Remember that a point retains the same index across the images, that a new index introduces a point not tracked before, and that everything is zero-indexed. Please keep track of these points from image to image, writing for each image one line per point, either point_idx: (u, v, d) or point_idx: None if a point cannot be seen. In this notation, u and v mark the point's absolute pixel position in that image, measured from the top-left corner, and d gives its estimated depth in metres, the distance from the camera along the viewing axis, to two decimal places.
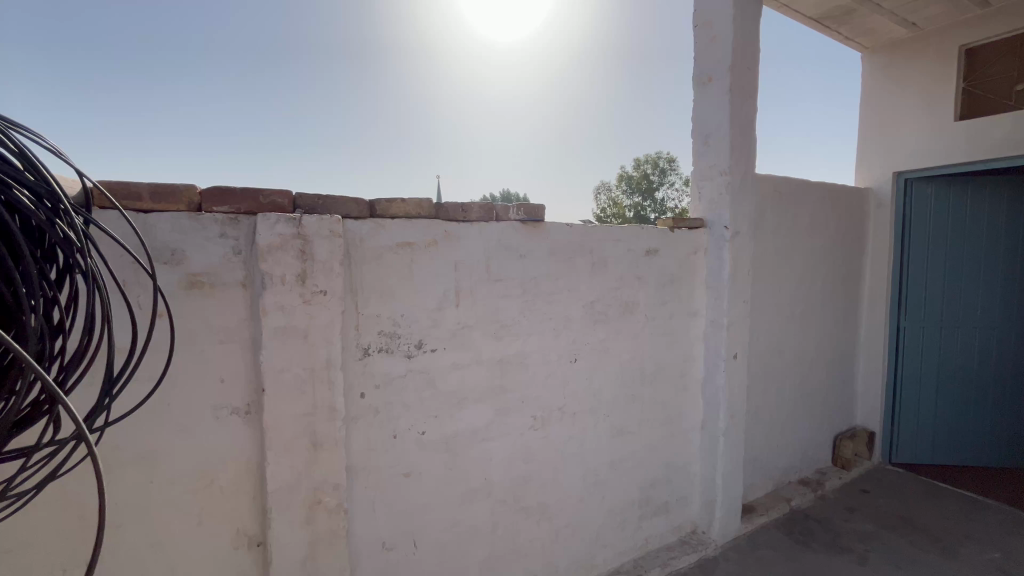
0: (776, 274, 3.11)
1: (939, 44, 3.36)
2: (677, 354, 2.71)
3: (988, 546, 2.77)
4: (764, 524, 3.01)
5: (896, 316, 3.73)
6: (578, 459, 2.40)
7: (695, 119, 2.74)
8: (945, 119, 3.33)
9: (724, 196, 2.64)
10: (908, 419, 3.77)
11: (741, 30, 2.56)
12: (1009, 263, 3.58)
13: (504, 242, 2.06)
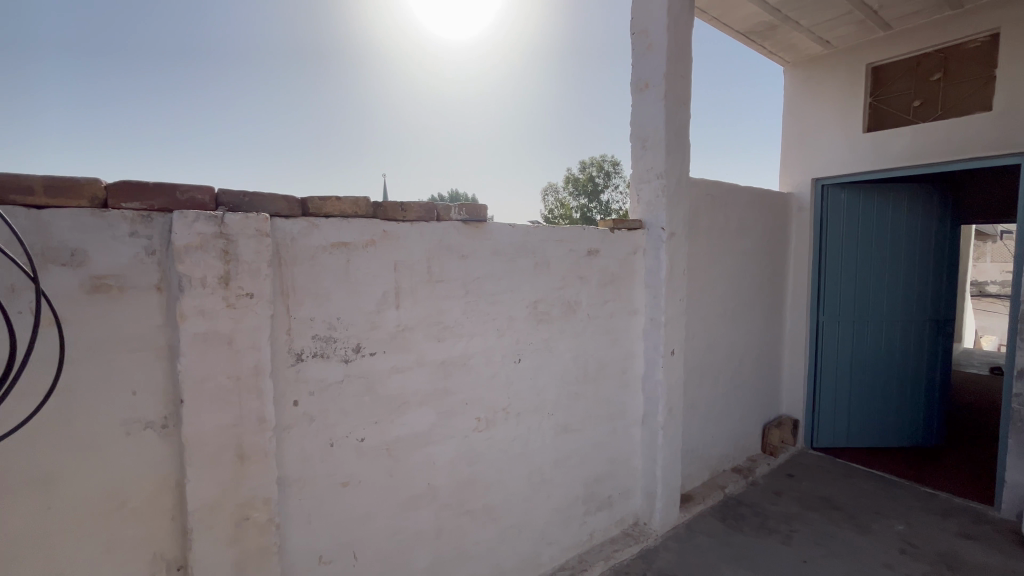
0: (709, 274, 3.27)
1: (849, 63, 3.67)
2: (618, 352, 2.78)
3: (894, 519, 3.05)
4: (701, 511, 3.16)
5: (815, 311, 4.01)
6: (524, 458, 2.40)
7: (633, 125, 2.83)
8: (855, 131, 3.64)
9: (661, 198, 2.74)
10: (827, 407, 4.08)
11: (675, 39, 2.67)
12: (910, 262, 3.96)
13: (445, 242, 2.03)
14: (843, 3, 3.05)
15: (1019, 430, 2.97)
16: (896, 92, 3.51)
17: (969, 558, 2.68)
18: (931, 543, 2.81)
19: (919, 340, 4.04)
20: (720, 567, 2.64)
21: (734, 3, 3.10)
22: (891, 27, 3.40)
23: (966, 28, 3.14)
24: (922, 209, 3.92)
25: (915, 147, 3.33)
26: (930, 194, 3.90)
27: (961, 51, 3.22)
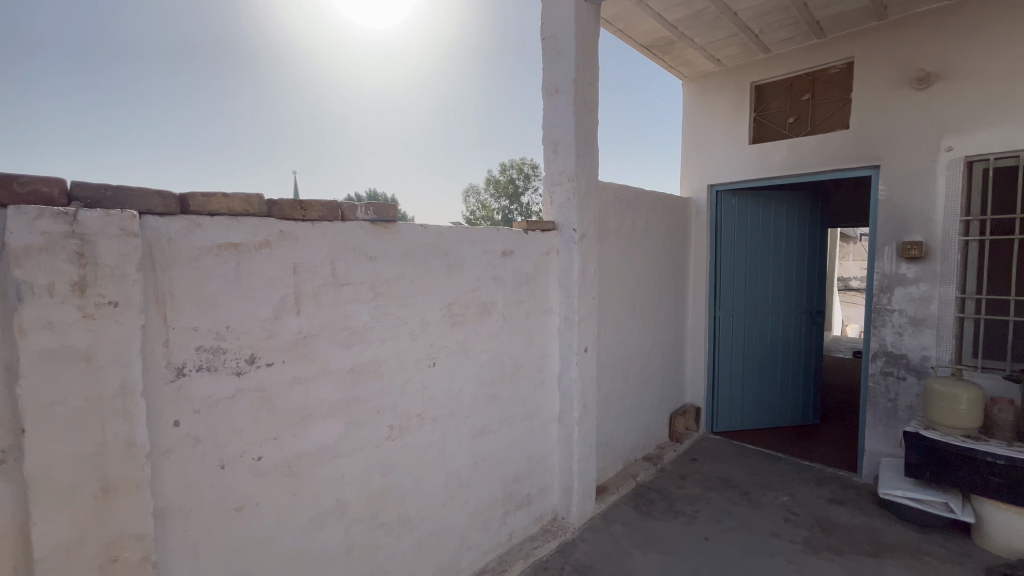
0: (619, 273, 3.43)
1: (736, 80, 4.04)
2: (534, 351, 2.83)
3: (780, 492, 3.39)
4: (615, 501, 3.30)
5: (713, 306, 4.36)
6: (441, 464, 2.35)
7: (544, 128, 2.89)
8: (742, 142, 4.02)
9: (572, 201, 2.82)
10: (724, 394, 4.45)
11: (582, 46, 2.76)
12: (788, 261, 4.45)
13: (351, 243, 1.93)
14: (731, 25, 3.34)
15: (874, 405, 3.44)
16: (775, 108, 3.92)
17: (838, 520, 3.05)
18: (809, 510, 3.17)
19: (797, 329, 4.55)
20: (632, 553, 2.77)
21: (637, 18, 3.28)
22: (770, 50, 3.78)
23: (829, 55, 3.57)
24: (797, 214, 4.41)
25: (792, 158, 3.74)
26: (803, 200, 4.41)
27: (825, 75, 3.66)
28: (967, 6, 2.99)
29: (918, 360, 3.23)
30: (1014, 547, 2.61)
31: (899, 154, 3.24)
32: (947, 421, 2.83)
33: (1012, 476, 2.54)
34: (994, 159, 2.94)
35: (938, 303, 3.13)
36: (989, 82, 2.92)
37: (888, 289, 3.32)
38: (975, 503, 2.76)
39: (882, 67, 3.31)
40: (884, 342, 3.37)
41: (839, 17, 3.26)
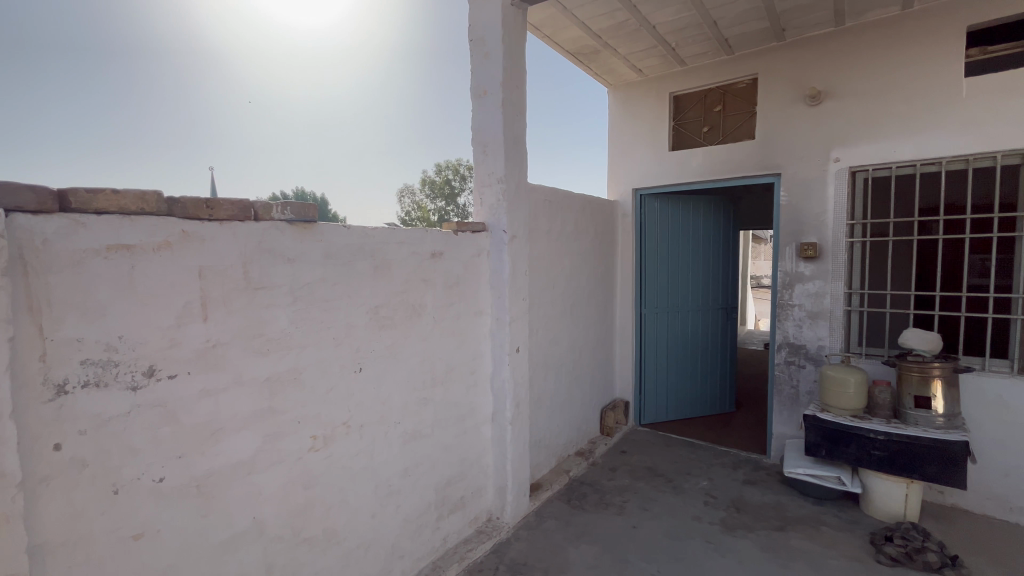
0: (549, 273, 3.51)
1: (656, 90, 4.27)
2: (466, 353, 2.82)
3: (700, 477, 3.62)
4: (548, 497, 3.36)
5: (639, 304, 4.57)
6: (369, 473, 2.28)
7: (474, 130, 2.89)
8: (663, 148, 4.25)
9: (501, 202, 2.84)
10: (651, 387, 4.67)
11: (509, 49, 2.79)
12: (705, 261, 4.76)
13: (267, 244, 1.82)
14: (649, 38, 3.52)
15: (780, 392, 3.77)
16: (691, 118, 4.19)
17: (751, 500, 3.30)
18: (725, 492, 3.41)
19: (714, 324, 4.88)
20: (565, 546, 2.83)
21: (562, 25, 3.36)
22: (686, 63, 4.02)
23: (737, 71, 3.86)
24: (713, 217, 4.74)
25: (706, 165, 4.01)
26: (718, 204, 4.74)
27: (734, 89, 3.96)
28: (850, 34, 3.35)
29: (815, 350, 3.58)
30: (893, 511, 2.97)
31: (796, 163, 3.58)
32: (838, 404, 3.16)
33: (890, 449, 2.88)
34: (872, 170, 3.33)
35: (830, 298, 3.49)
36: (868, 102, 3.30)
37: (790, 286, 3.65)
38: (862, 475, 3.10)
39: (781, 84, 3.63)
40: (787, 334, 3.70)
41: (745, 36, 3.54)
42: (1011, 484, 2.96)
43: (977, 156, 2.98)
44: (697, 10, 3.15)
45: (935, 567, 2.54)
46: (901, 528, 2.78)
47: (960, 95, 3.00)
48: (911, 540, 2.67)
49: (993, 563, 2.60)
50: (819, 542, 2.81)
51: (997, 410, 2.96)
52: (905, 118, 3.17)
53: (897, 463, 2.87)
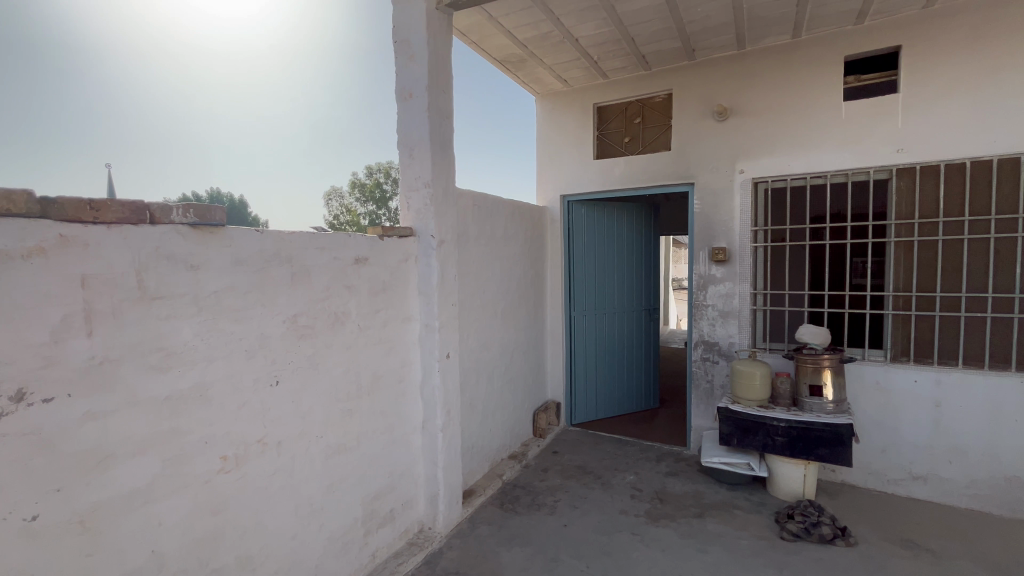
0: (479, 278, 3.51)
1: (581, 101, 4.43)
2: (394, 361, 2.74)
3: (628, 472, 3.78)
4: (481, 503, 3.35)
5: (568, 307, 4.70)
6: (289, 492, 2.15)
7: (399, 133, 2.83)
8: (588, 157, 4.42)
9: (429, 207, 2.80)
10: (581, 388, 4.81)
11: (435, 54, 2.77)
12: (630, 265, 5.00)
13: (165, 249, 1.66)
14: (573, 49, 3.65)
15: (697, 387, 4.03)
16: (613, 129, 4.38)
17: (672, 490, 3.50)
18: (649, 485, 3.58)
19: (638, 325, 5.12)
20: (498, 551, 2.83)
21: (489, 32, 3.39)
22: (607, 76, 4.21)
23: (653, 86, 4.10)
24: (636, 224, 4.98)
25: (628, 174, 4.22)
26: (640, 211, 4.99)
27: (651, 103, 4.20)
28: (750, 57, 3.68)
29: (726, 346, 3.86)
30: (794, 491, 3.27)
31: (707, 174, 3.86)
32: (747, 396, 3.43)
33: (790, 435, 3.17)
34: (771, 181, 3.67)
35: (739, 298, 3.78)
36: (767, 120, 3.63)
37: (704, 287, 3.92)
38: (767, 460, 3.39)
39: (693, 100, 3.91)
40: (702, 333, 3.97)
41: (660, 54, 3.76)
42: (887, 459, 3.36)
43: (855, 170, 3.38)
44: (616, 27, 3.31)
45: (829, 539, 2.82)
46: (800, 505, 3.06)
47: (841, 117, 3.39)
48: (809, 515, 2.96)
49: (875, 531, 2.93)
50: (732, 525, 3.03)
51: (876, 395, 3.36)
52: (797, 136, 3.53)
53: (797, 447, 3.16)
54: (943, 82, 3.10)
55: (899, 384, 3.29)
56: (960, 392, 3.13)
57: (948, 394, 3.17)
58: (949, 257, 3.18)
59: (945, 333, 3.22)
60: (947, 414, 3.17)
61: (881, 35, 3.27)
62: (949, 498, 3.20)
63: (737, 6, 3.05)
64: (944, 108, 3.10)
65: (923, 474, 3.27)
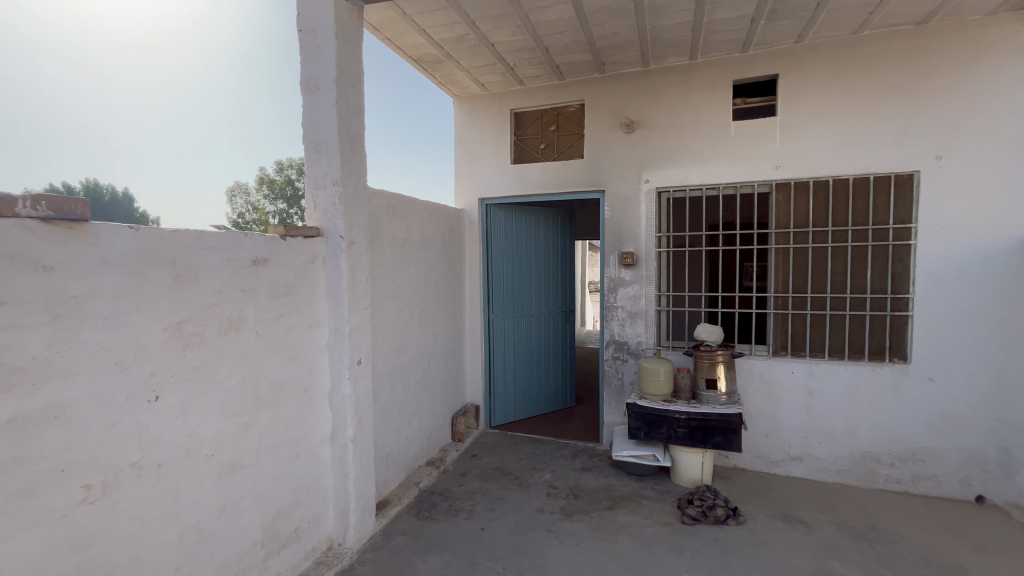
0: (393, 281, 3.41)
1: (498, 105, 4.48)
2: (298, 370, 2.57)
3: (544, 471, 3.86)
4: (397, 513, 3.24)
5: (487, 310, 4.71)
6: (172, 519, 1.93)
7: (304, 127, 2.66)
8: (506, 161, 4.47)
9: (337, 206, 2.66)
10: (499, 390, 4.84)
11: (343, 47, 2.65)
12: (547, 268, 5.13)
13: (7, 248, 1.42)
14: (490, 54, 3.68)
15: (608, 385, 4.22)
16: (530, 135, 4.47)
17: (585, 485, 3.63)
18: (564, 482, 3.68)
19: (555, 326, 5.26)
20: (413, 562, 2.75)
21: (403, 29, 3.32)
22: (524, 83, 4.29)
23: (567, 95, 4.24)
24: (552, 228, 5.12)
25: (544, 179, 4.34)
26: (556, 215, 5.14)
27: (565, 112, 4.34)
28: (653, 75, 3.94)
29: (635, 345, 4.09)
30: (693, 478, 3.54)
31: (617, 182, 4.08)
32: (652, 391, 3.66)
33: (690, 426, 3.42)
34: (672, 191, 3.95)
35: (645, 300, 4.02)
36: (669, 134, 3.90)
37: (614, 290, 4.13)
38: (671, 450, 3.63)
39: (603, 112, 4.10)
40: (613, 333, 4.17)
41: (572, 65, 3.91)
42: (770, 443, 3.74)
43: (742, 183, 3.74)
44: (530, 35, 3.38)
45: (722, 519, 3.08)
46: (699, 490, 3.31)
47: (731, 134, 3.73)
48: (706, 499, 3.21)
49: (761, 509, 3.25)
50: (640, 514, 3.20)
51: (761, 385, 3.74)
52: (694, 150, 3.84)
53: (696, 437, 3.42)
54: (812, 109, 3.53)
55: (780, 375, 3.68)
56: (826, 381, 3.58)
57: (818, 382, 3.60)
58: (818, 262, 3.62)
59: (815, 330, 3.66)
60: (817, 400, 3.61)
61: (762, 63, 3.65)
62: (819, 474, 3.64)
63: (641, 26, 3.25)
64: (813, 132, 3.54)
65: (799, 455, 3.68)
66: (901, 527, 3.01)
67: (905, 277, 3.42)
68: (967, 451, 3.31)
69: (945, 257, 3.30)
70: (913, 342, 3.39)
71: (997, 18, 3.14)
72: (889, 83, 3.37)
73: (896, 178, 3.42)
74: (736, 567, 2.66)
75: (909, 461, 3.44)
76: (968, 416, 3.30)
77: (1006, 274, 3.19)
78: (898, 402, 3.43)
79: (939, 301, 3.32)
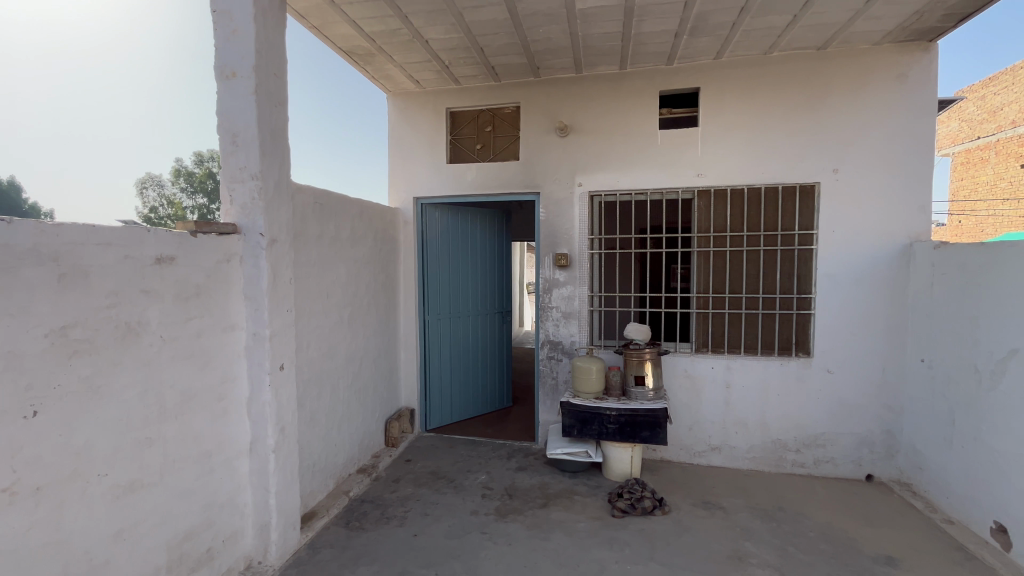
0: (320, 281, 3.25)
1: (434, 103, 4.41)
2: (211, 377, 2.38)
3: (480, 472, 3.85)
4: (324, 525, 3.09)
5: (422, 311, 4.63)
6: (53, 549, 1.71)
7: (218, 115, 2.47)
8: (442, 160, 4.42)
9: (257, 202, 2.49)
10: (435, 392, 4.76)
11: (263, 32, 2.49)
12: (484, 268, 5.12)
13: None
14: (424, 50, 3.62)
15: (543, 384, 4.28)
16: (466, 134, 4.45)
17: (520, 485, 3.65)
18: (499, 482, 3.69)
19: (492, 327, 5.26)
20: None
21: (331, 19, 3.17)
22: (459, 82, 4.26)
23: (503, 97, 4.26)
24: (490, 229, 5.12)
25: (480, 179, 4.33)
26: (493, 216, 5.14)
27: (501, 113, 4.36)
28: (586, 81, 4.05)
29: (568, 345, 4.18)
30: (623, 471, 3.67)
31: (551, 185, 4.15)
32: (585, 389, 3.76)
33: (620, 422, 3.55)
34: (604, 195, 4.08)
35: (579, 300, 4.13)
36: (601, 139, 4.03)
37: (549, 290, 4.19)
38: (603, 446, 3.75)
39: (538, 115, 4.16)
40: (548, 333, 4.24)
41: (508, 67, 3.93)
42: (693, 435, 3.97)
43: (668, 189, 3.94)
44: (465, 34, 3.36)
45: (649, 510, 3.21)
46: (628, 484, 3.44)
47: (657, 143, 3.92)
48: (634, 492, 3.34)
49: (684, 498, 3.43)
50: (572, 510, 3.27)
51: (684, 381, 3.95)
52: (623, 156, 3.99)
53: (626, 433, 3.55)
54: (728, 122, 3.79)
55: (701, 370, 3.91)
56: (742, 375, 3.84)
57: (735, 377, 3.86)
58: (735, 265, 3.89)
59: (732, 328, 3.92)
60: (734, 393, 3.87)
61: (686, 77, 3.86)
62: (736, 462, 3.90)
63: (573, 33, 3.32)
64: (730, 143, 3.80)
65: (718, 445, 3.93)
66: (804, 508, 3.29)
67: (808, 279, 3.75)
68: (859, 435, 3.69)
69: (842, 261, 3.65)
70: (815, 338, 3.72)
71: (883, 49, 3.53)
72: (795, 101, 3.68)
73: (801, 188, 3.75)
74: (660, 556, 2.79)
75: (812, 446, 3.77)
76: (860, 404, 3.68)
77: (890, 276, 3.58)
78: (802, 393, 3.75)
79: (836, 300, 3.67)
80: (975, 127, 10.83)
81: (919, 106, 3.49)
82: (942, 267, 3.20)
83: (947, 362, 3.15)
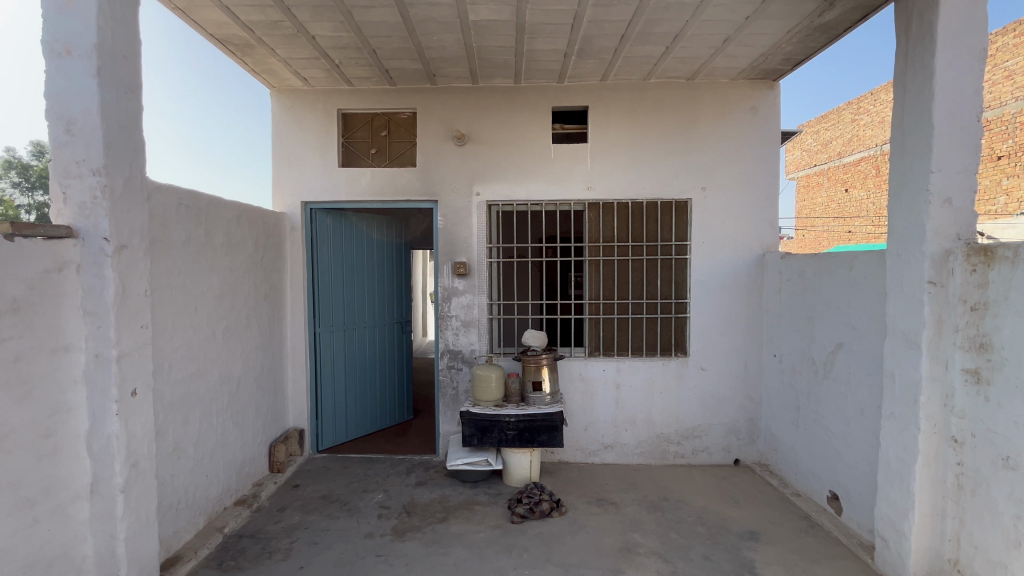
0: (185, 292, 2.88)
1: (323, 103, 4.17)
2: (33, 410, 1.98)
3: (376, 492, 3.66)
4: (191, 569, 2.72)
5: (312, 324, 4.33)
6: None
7: (46, 97, 2.09)
8: (333, 163, 4.19)
9: (100, 201, 2.14)
10: (328, 409, 4.46)
11: (107, 7, 2.16)
12: (381, 278, 4.92)
13: None
14: (310, 47, 3.41)
15: (444, 395, 4.21)
16: (359, 138, 4.27)
17: (419, 500, 3.54)
18: (397, 500, 3.54)
19: (391, 338, 5.06)
20: None
21: (198, 1, 2.86)
22: (351, 83, 4.08)
23: (399, 102, 4.16)
24: (388, 236, 4.94)
25: (375, 185, 4.16)
26: (391, 224, 4.97)
27: (397, 118, 4.25)
28: (482, 92, 4.10)
29: (468, 354, 4.17)
30: (523, 476, 3.72)
31: (449, 193, 4.12)
32: (484, 397, 3.76)
33: (519, 428, 3.60)
34: (501, 205, 4.16)
35: (478, 309, 4.13)
36: (497, 150, 4.10)
37: (447, 299, 4.15)
38: (503, 453, 3.77)
39: (435, 122, 4.13)
40: (447, 342, 4.18)
41: (402, 72, 3.84)
42: (587, 435, 4.15)
43: (561, 201, 4.12)
44: (355, 34, 3.23)
45: (547, 512, 3.29)
46: (527, 488, 3.49)
47: (551, 156, 4.08)
48: (533, 495, 3.40)
49: (579, 497, 3.57)
50: (471, 521, 3.24)
51: (579, 384, 4.13)
52: (519, 167, 4.10)
53: (525, 438, 3.60)
54: (614, 140, 4.07)
55: (594, 373, 4.12)
56: (630, 376, 4.11)
57: (624, 377, 4.12)
58: (621, 272, 4.17)
59: (621, 331, 4.18)
60: (623, 393, 4.12)
61: (576, 95, 4.08)
62: (626, 458, 4.16)
63: (467, 43, 3.35)
64: (615, 160, 4.08)
65: (610, 443, 4.15)
66: (684, 495, 3.59)
67: (684, 285, 4.14)
68: (728, 425, 4.13)
69: (712, 269, 4.08)
70: (691, 339, 4.11)
71: (739, 83, 4.03)
72: (670, 125, 4.06)
73: (676, 204, 4.14)
74: (557, 557, 2.86)
75: (690, 438, 4.14)
76: (728, 396, 4.12)
77: (749, 282, 4.08)
78: (681, 389, 4.12)
79: (707, 305, 4.09)
80: (813, 156, 12.83)
81: (767, 136, 4.04)
82: (787, 275, 3.72)
83: (793, 356, 3.65)
